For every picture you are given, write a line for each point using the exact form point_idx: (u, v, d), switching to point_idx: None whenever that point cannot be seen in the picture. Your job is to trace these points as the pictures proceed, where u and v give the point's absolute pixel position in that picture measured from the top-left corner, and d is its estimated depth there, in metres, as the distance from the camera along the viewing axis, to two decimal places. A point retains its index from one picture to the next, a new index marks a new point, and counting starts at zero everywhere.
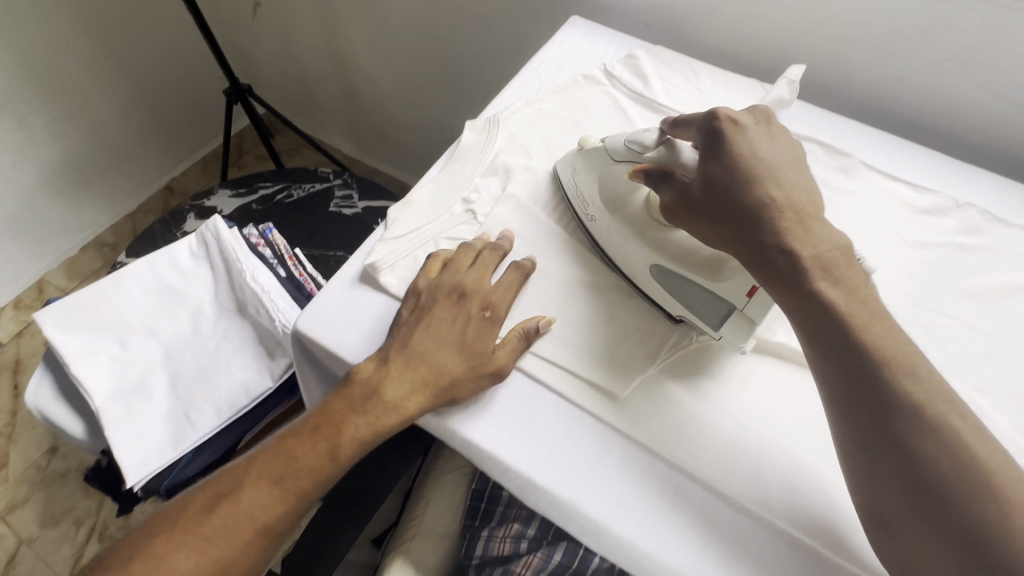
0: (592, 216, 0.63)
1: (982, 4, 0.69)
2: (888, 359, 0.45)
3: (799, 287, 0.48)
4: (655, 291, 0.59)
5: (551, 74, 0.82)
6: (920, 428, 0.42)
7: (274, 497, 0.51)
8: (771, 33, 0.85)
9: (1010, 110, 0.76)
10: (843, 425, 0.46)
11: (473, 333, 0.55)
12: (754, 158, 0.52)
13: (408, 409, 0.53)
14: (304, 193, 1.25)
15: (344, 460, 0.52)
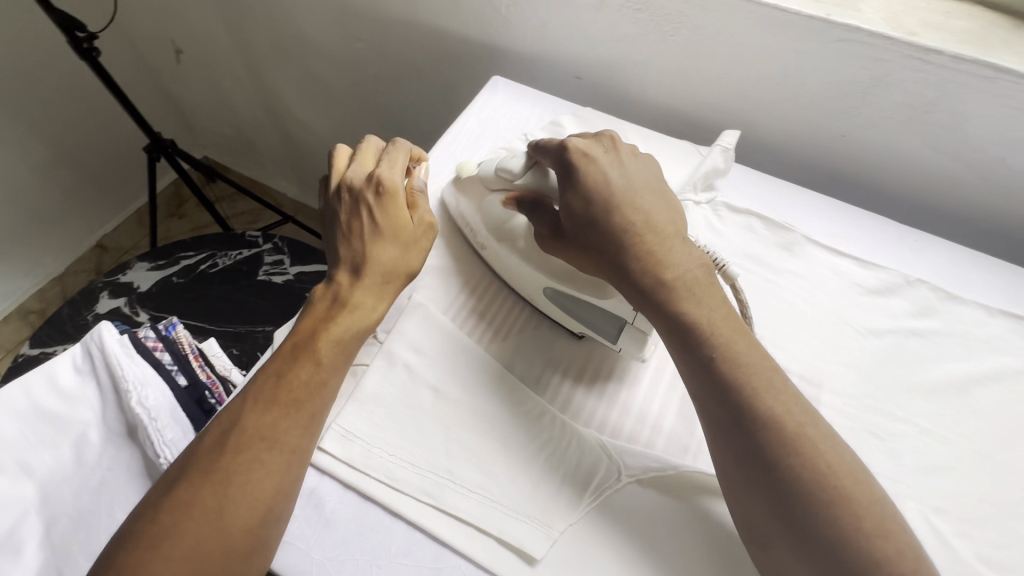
0: (482, 244, 0.64)
1: (922, 63, 0.64)
2: (780, 414, 0.44)
3: (695, 351, 0.48)
4: (554, 311, 0.60)
5: (469, 148, 0.75)
6: (819, 481, 0.41)
7: (276, 416, 0.48)
8: (706, 88, 0.79)
9: (956, 168, 0.71)
10: (732, 470, 0.45)
11: (384, 207, 0.58)
12: (608, 184, 0.52)
13: (369, 290, 0.56)
14: (230, 261, 1.16)
15: (330, 350, 0.52)
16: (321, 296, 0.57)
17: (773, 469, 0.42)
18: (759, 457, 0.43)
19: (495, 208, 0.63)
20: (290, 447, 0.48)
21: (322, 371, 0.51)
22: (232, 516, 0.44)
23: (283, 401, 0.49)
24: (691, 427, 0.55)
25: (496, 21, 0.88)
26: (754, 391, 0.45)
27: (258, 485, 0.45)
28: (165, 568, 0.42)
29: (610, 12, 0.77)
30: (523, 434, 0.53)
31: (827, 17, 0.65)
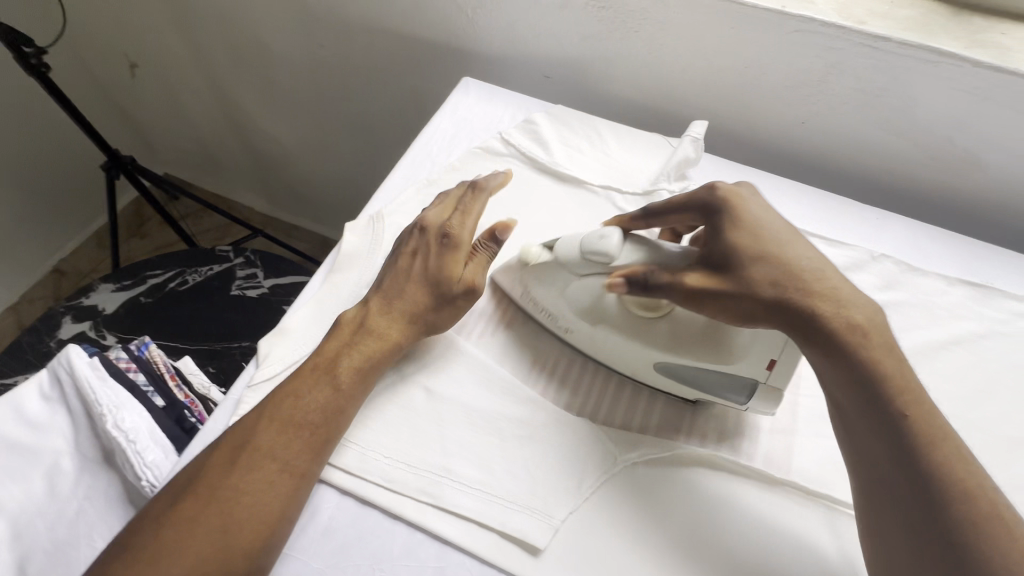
0: (567, 327, 0.58)
1: (871, 50, 0.67)
2: (968, 478, 0.41)
3: (881, 406, 0.43)
4: (663, 381, 0.55)
5: (444, 149, 0.75)
6: (1018, 558, 0.38)
7: (292, 441, 0.47)
8: (671, 83, 0.81)
9: (909, 149, 0.75)
10: (902, 536, 0.41)
11: (438, 258, 0.56)
12: (762, 222, 0.50)
13: (398, 320, 0.54)
14: (201, 278, 1.13)
15: (349, 378, 0.51)
16: (352, 314, 0.55)
17: (964, 539, 0.39)
18: (941, 519, 0.40)
19: (586, 292, 0.56)
20: (294, 471, 0.46)
21: (342, 398, 0.50)
22: (228, 537, 0.43)
23: (292, 423, 0.48)
24: (681, 409, 0.56)
25: (465, 24, 0.89)
26: (942, 453, 0.41)
27: (258, 507, 0.44)
28: None
29: (577, 11, 0.79)
30: (519, 425, 0.53)
31: (782, 9, 0.68)
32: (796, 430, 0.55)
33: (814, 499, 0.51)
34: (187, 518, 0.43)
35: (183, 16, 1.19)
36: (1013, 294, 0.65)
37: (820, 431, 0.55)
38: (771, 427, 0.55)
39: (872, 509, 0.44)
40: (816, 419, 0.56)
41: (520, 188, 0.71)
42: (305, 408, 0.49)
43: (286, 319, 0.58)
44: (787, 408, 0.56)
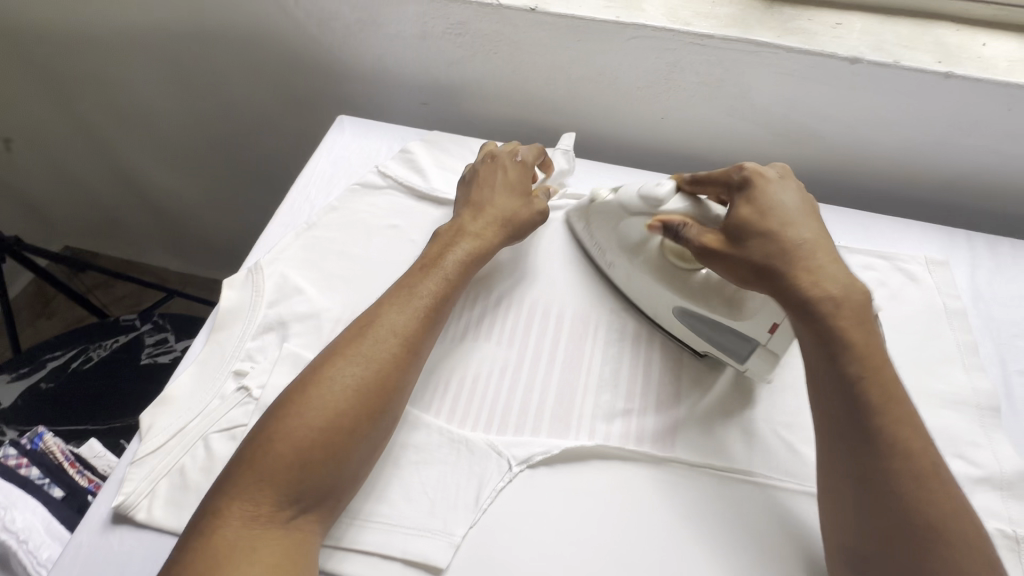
0: (610, 261, 0.67)
1: (701, 47, 0.73)
2: (914, 440, 0.45)
3: (840, 367, 0.48)
4: (683, 331, 0.62)
5: (323, 191, 0.76)
6: (940, 510, 0.43)
7: (403, 320, 0.56)
8: (538, 95, 0.86)
9: (756, 130, 0.82)
10: (852, 484, 0.46)
11: (515, 175, 0.69)
12: (779, 205, 0.54)
13: (477, 230, 0.65)
14: (106, 352, 1.08)
15: (450, 274, 0.61)
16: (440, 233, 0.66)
17: (899, 487, 0.44)
18: (883, 469, 0.45)
19: (636, 230, 0.64)
20: (354, 412, 0.50)
21: (437, 288, 0.60)
22: (285, 458, 0.47)
23: (354, 365, 0.52)
24: (570, 407, 0.58)
25: (336, 62, 0.91)
26: (893, 416, 0.46)
27: (315, 437, 0.48)
28: (285, 437, 0.48)
29: (436, 40, 0.82)
30: (413, 453, 0.55)
31: (616, 19, 0.73)
32: (679, 408, 0.59)
33: (697, 470, 0.55)
34: (262, 434, 0.49)
35: (51, 84, 1.15)
36: (856, 249, 0.72)
37: (698, 405, 0.59)
38: (656, 408, 0.59)
39: (825, 451, 0.49)
40: (693, 394, 0.60)
41: (402, 217, 0.73)
42: (412, 297, 0.58)
43: (167, 387, 0.57)
44: (668, 389, 0.60)
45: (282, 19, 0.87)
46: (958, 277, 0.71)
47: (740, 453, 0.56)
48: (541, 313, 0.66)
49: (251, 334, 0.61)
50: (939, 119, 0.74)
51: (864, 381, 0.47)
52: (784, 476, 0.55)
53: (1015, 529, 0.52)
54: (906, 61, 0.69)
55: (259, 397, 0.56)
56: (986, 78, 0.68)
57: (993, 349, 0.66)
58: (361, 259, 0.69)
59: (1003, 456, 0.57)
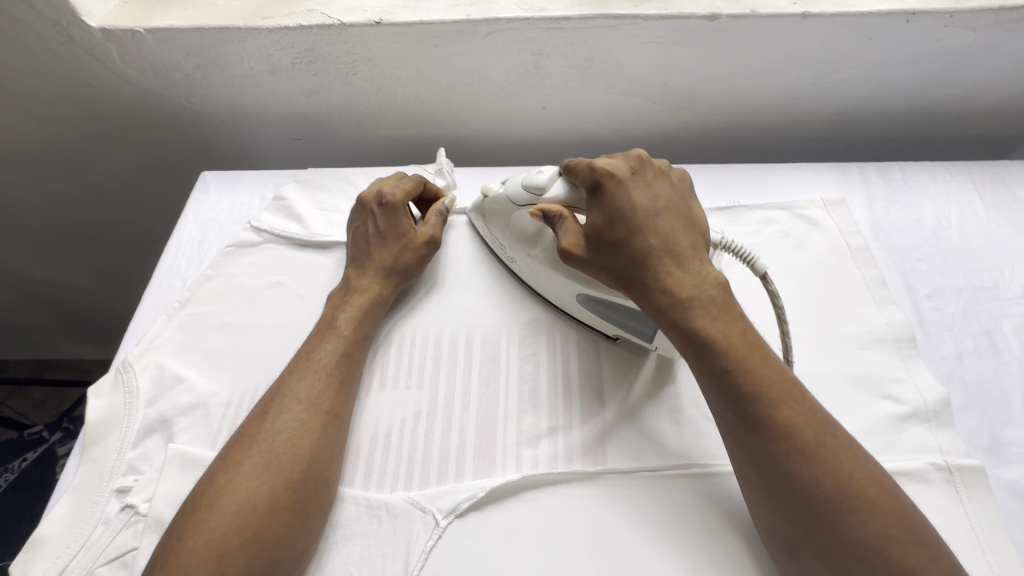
0: (512, 257, 0.65)
1: (560, 31, 0.70)
2: (797, 419, 0.43)
3: (708, 362, 0.46)
4: (590, 315, 0.60)
5: (193, 260, 0.69)
6: (835, 480, 0.41)
7: (305, 383, 0.52)
8: (413, 108, 0.81)
9: (637, 102, 0.80)
10: (752, 474, 0.44)
11: (386, 223, 0.64)
12: (638, 204, 0.51)
13: (365, 286, 0.61)
14: (14, 474, 0.97)
15: (346, 331, 0.57)
16: (331, 293, 0.62)
17: (789, 470, 0.42)
18: (769, 455, 0.43)
19: (526, 221, 0.61)
20: (262, 490, 0.46)
21: (339, 343, 0.56)
22: (189, 556, 0.42)
23: (263, 441, 0.48)
24: (492, 440, 0.55)
25: (192, 114, 0.84)
26: (771, 397, 0.44)
27: (228, 525, 0.44)
28: (195, 532, 0.43)
29: (288, 72, 0.76)
30: (329, 532, 0.50)
31: (467, 17, 0.69)
32: (605, 413, 0.56)
33: (633, 476, 0.52)
34: (173, 535, 0.44)
35: None
36: (755, 205, 0.71)
37: (625, 404, 0.56)
38: (583, 419, 0.56)
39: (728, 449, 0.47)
40: (617, 393, 0.57)
41: (285, 271, 0.67)
42: (311, 358, 0.54)
43: (38, 527, 0.50)
44: (592, 396, 0.57)
45: (114, 80, 0.78)
46: (856, 212, 0.72)
47: (672, 445, 0.54)
48: (449, 344, 0.62)
49: (131, 441, 0.55)
50: (808, 60, 0.73)
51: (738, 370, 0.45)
52: (721, 459, 0.53)
53: (948, 459, 0.52)
54: (763, 9, 0.68)
55: (147, 513, 0.50)
56: (841, 12, 0.67)
57: (899, 279, 0.66)
58: (245, 328, 0.63)
59: (924, 386, 0.56)
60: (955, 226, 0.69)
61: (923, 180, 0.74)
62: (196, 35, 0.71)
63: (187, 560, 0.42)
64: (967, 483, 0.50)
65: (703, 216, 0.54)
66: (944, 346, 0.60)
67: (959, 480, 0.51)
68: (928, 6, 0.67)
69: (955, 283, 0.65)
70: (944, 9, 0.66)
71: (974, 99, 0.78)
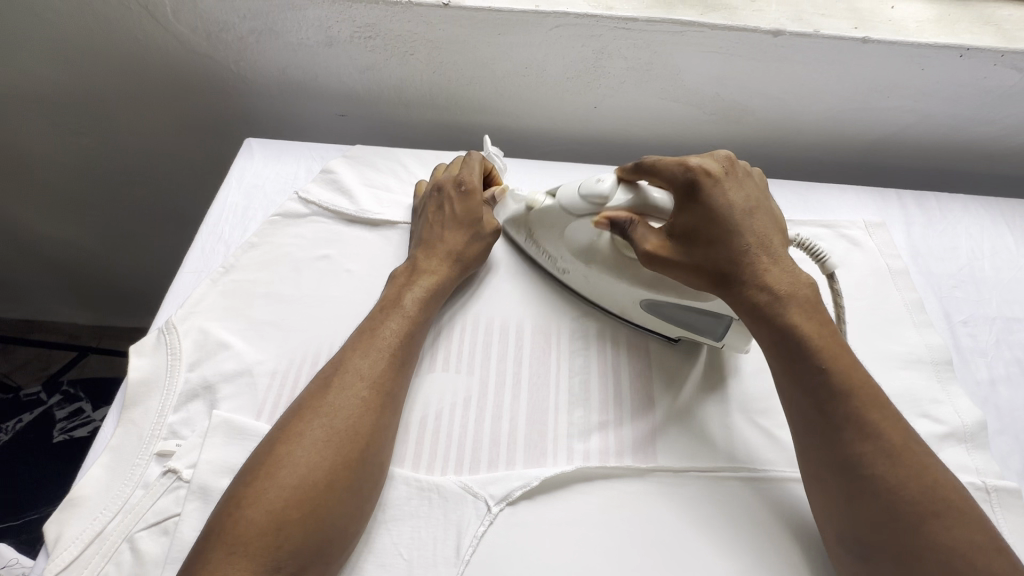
0: (564, 268, 0.64)
1: (626, 31, 0.70)
2: (879, 422, 0.45)
3: (796, 364, 0.48)
4: (651, 321, 0.60)
5: (237, 226, 0.67)
6: (919, 485, 0.42)
7: (380, 358, 0.52)
8: (465, 95, 0.81)
9: (687, 109, 0.81)
10: (832, 476, 0.45)
11: (462, 207, 0.64)
12: (732, 202, 0.52)
13: (436, 269, 0.60)
14: (9, 435, 0.93)
15: (416, 310, 0.56)
16: (402, 270, 0.61)
17: (871, 473, 0.43)
18: (848, 457, 0.44)
19: (581, 233, 0.61)
20: (339, 463, 0.45)
21: (409, 322, 0.55)
22: (270, 521, 0.41)
23: (325, 413, 0.47)
24: (543, 430, 0.55)
25: (237, 79, 0.82)
26: (859, 400, 0.45)
27: (289, 497, 0.42)
28: (285, 493, 0.42)
29: (345, 45, 0.75)
30: (379, 512, 0.49)
31: (536, 8, 0.69)
32: (656, 412, 0.56)
33: (684, 475, 0.52)
34: (232, 503, 0.42)
35: None
36: (801, 221, 0.73)
37: (674, 404, 0.57)
38: (633, 417, 0.56)
39: (799, 449, 0.48)
40: (666, 393, 0.58)
41: (332, 245, 0.66)
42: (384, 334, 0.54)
43: (75, 486, 0.48)
44: (643, 393, 0.57)
45: (163, 37, 0.76)
46: (895, 236, 0.73)
47: (721, 449, 0.54)
48: (499, 331, 0.61)
49: (172, 405, 0.53)
50: (860, 84, 0.75)
51: (835, 372, 0.46)
52: (767, 465, 0.54)
53: (986, 479, 0.53)
54: (827, 30, 0.69)
55: (190, 479, 0.49)
56: (899, 41, 0.69)
57: (936, 304, 0.68)
58: (291, 299, 0.61)
59: (962, 409, 0.58)
60: (989, 257, 0.72)
61: (958, 211, 0.76)
62: None
63: (273, 520, 0.41)
64: (1003, 504, 0.52)
65: (786, 222, 0.55)
66: (979, 371, 0.62)
67: (996, 501, 0.52)
68: (983, 43, 0.69)
69: (989, 312, 0.67)
70: (996, 48, 0.69)
71: (1008, 138, 0.81)
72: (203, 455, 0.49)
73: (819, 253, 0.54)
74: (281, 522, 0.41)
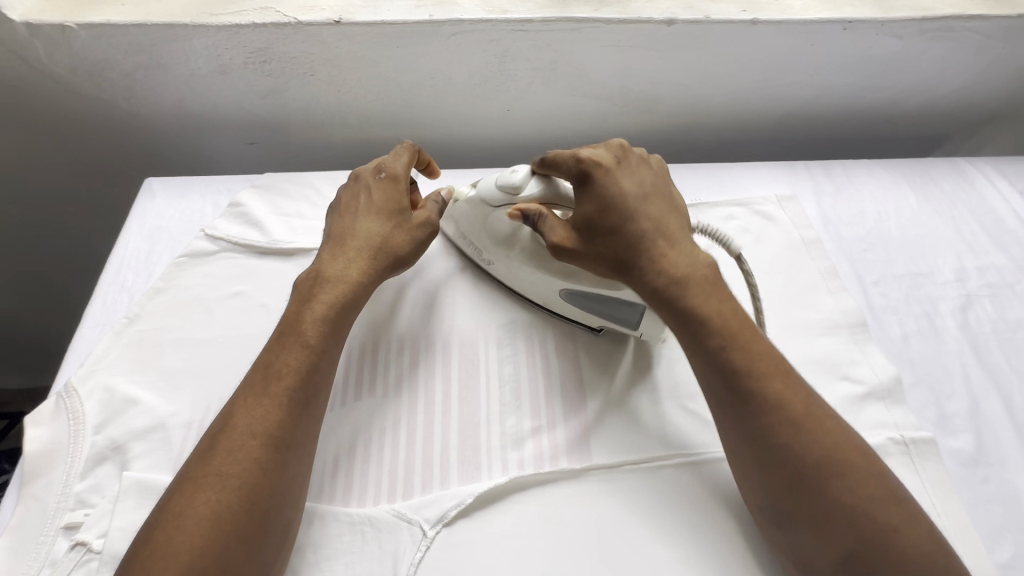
0: (487, 258, 0.64)
1: (524, 33, 0.70)
2: (787, 391, 0.46)
3: (702, 341, 0.48)
4: (571, 311, 0.61)
5: (142, 272, 0.64)
6: (825, 449, 0.43)
7: (269, 405, 0.46)
8: (375, 111, 0.80)
9: (599, 104, 0.82)
10: (745, 448, 0.46)
11: (381, 195, 0.59)
12: (627, 192, 0.53)
13: (348, 271, 0.55)
14: None
15: (317, 341, 0.50)
16: (304, 280, 0.55)
17: (783, 442, 0.44)
18: (761, 429, 0.45)
19: (502, 223, 0.60)
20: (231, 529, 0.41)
21: (305, 356, 0.49)
22: None
23: (220, 466, 0.43)
24: (475, 444, 0.54)
25: (131, 116, 0.78)
26: (762, 372, 0.46)
27: (188, 566, 0.39)
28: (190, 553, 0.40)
29: (240, 72, 0.72)
30: (311, 553, 0.47)
31: (430, 18, 0.68)
32: (587, 409, 0.56)
33: (619, 470, 0.53)
34: None
35: None
36: (717, 202, 0.74)
37: (605, 399, 0.57)
38: (565, 417, 0.56)
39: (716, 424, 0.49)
40: (597, 389, 0.58)
41: (245, 281, 0.63)
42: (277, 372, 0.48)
43: None
44: (575, 392, 0.57)
45: (42, 79, 0.72)
46: (807, 207, 0.76)
47: (654, 439, 0.55)
48: (426, 346, 0.60)
49: (78, 473, 0.50)
50: (758, 64, 0.77)
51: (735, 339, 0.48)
52: (698, 448, 0.54)
53: (903, 433, 0.55)
54: (717, 15, 0.70)
55: (102, 549, 0.46)
56: (786, 20, 0.71)
57: (849, 268, 0.70)
58: (205, 342, 0.59)
59: (878, 367, 0.60)
60: (894, 218, 0.75)
61: (862, 176, 0.79)
62: (137, 32, 0.66)
63: None
64: (921, 454, 0.54)
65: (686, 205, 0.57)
66: (892, 328, 0.65)
67: (914, 452, 0.54)
68: (863, 15, 0.72)
69: (897, 270, 0.70)
70: (876, 19, 0.72)
71: (902, 102, 0.85)
72: (114, 521, 0.47)
73: (723, 237, 0.55)
74: None
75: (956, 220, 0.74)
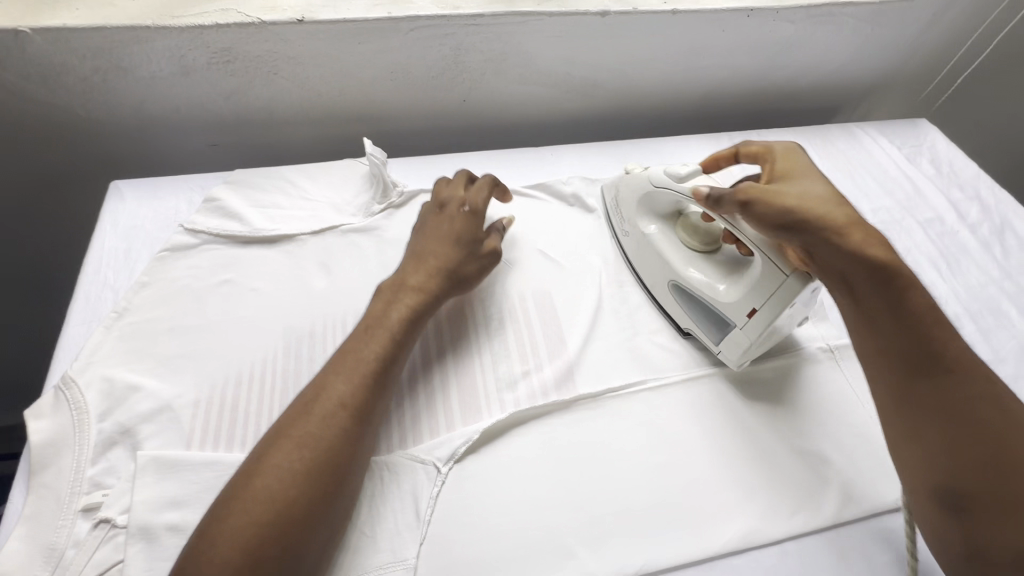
0: (626, 232, 0.71)
1: (476, 26, 0.77)
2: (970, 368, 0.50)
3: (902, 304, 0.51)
4: (669, 300, 0.66)
5: (123, 269, 0.65)
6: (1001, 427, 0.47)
7: (355, 386, 0.50)
8: (338, 106, 0.83)
9: (545, 91, 0.90)
10: (930, 413, 0.49)
11: (458, 225, 0.62)
12: (825, 190, 0.57)
13: (420, 283, 0.59)
14: None
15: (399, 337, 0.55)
16: (387, 283, 0.59)
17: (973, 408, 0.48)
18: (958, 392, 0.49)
19: (664, 202, 0.66)
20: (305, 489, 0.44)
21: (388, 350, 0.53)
22: (249, 536, 0.41)
23: (302, 433, 0.46)
24: (475, 391, 0.59)
25: (87, 122, 0.77)
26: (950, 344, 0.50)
27: (262, 523, 0.42)
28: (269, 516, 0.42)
29: (202, 72, 0.74)
30: None
31: (388, 15, 0.73)
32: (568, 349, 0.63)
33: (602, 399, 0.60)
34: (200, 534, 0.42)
35: None
36: None
37: (583, 341, 0.64)
38: (551, 358, 0.62)
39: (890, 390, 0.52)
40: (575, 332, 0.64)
41: (232, 268, 0.65)
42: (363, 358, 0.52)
43: None
44: (557, 336, 0.64)
45: None
46: None
47: (629, 370, 0.62)
48: None
49: (89, 458, 0.50)
50: (680, 49, 0.88)
51: (909, 301, 0.51)
52: (666, 372, 0.63)
53: (830, 342, 0.66)
54: (643, 6, 0.80)
55: (128, 523, 0.47)
56: (699, 9, 0.82)
57: None
58: (200, 328, 0.60)
59: None
60: None
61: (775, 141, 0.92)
62: (94, 35, 0.67)
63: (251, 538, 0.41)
64: (845, 357, 0.65)
65: None
66: None
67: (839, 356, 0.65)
68: (762, 4, 0.84)
69: None
70: (772, 7, 0.84)
71: (799, 78, 1.00)
72: (137, 495, 0.48)
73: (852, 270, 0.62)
74: (250, 540, 0.41)
75: (852, 172, 0.88)
